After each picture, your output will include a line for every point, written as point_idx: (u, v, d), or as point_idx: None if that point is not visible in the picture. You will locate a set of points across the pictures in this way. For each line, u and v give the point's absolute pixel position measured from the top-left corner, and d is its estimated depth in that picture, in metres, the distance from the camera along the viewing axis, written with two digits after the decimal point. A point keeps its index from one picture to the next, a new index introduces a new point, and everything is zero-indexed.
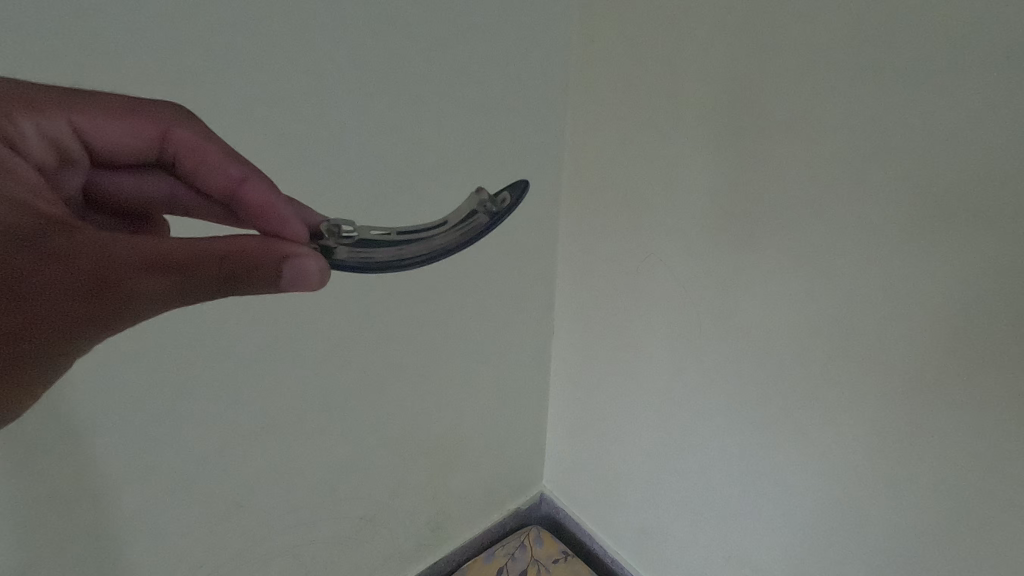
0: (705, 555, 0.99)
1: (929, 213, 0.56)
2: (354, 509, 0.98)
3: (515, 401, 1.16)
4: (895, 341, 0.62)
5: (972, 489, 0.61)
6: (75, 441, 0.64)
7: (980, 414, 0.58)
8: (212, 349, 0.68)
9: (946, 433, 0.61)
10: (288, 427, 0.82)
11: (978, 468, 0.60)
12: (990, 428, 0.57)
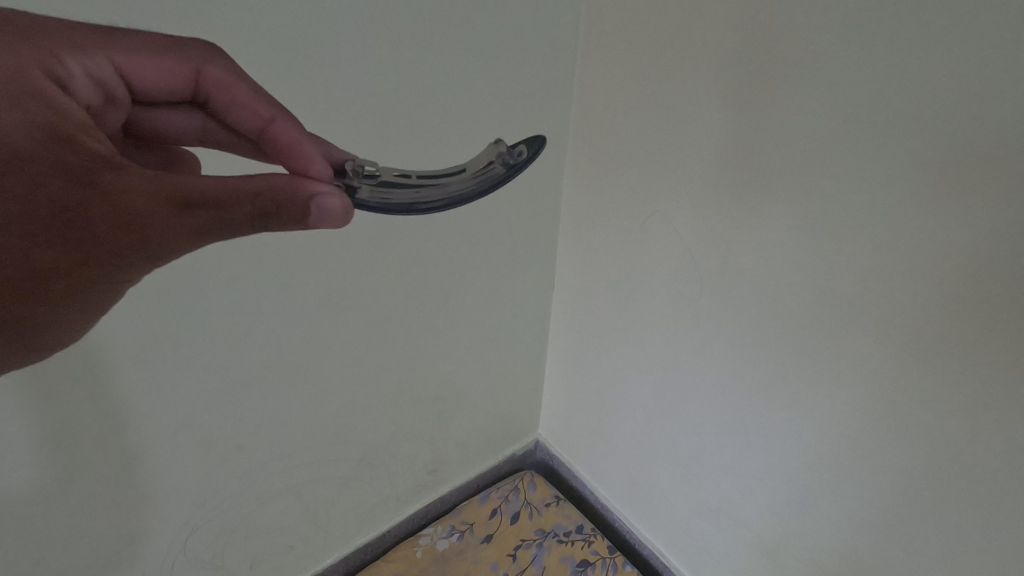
0: (693, 505, 1.03)
1: (943, 181, 0.54)
2: (354, 453, 1.00)
3: (512, 353, 1.18)
4: (893, 308, 0.62)
5: (950, 456, 0.62)
6: (69, 387, 0.64)
7: (975, 386, 0.58)
8: (208, 296, 0.68)
9: (930, 402, 0.62)
10: (290, 372, 0.83)
11: (956, 435, 0.61)
12: (984, 400, 0.58)
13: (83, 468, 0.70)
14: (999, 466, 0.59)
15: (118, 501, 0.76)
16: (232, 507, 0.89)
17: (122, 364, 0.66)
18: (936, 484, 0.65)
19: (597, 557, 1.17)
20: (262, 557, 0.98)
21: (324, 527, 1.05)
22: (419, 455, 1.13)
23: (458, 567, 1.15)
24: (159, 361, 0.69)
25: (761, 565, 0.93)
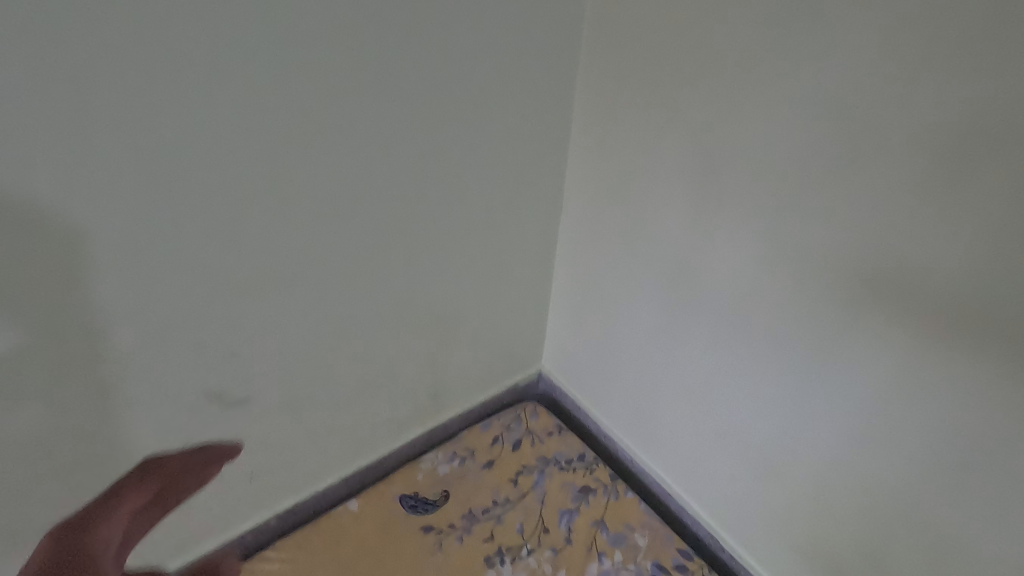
0: (700, 429, 1.02)
1: (964, 59, 0.56)
2: (355, 371, 0.98)
3: (521, 277, 1.15)
4: (911, 198, 0.63)
5: (978, 350, 0.63)
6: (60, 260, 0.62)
7: (991, 266, 0.60)
8: (214, 177, 0.67)
9: (959, 296, 0.63)
10: (290, 277, 0.81)
11: (987, 328, 0.62)
12: (999, 279, 0.60)
13: (71, 362, 0.68)
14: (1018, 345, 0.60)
15: (108, 401, 0.74)
16: (231, 418, 0.87)
17: (111, 250, 0.64)
18: (965, 380, 0.65)
19: (599, 485, 1.16)
20: (262, 470, 0.97)
21: (324, 447, 1.04)
22: (421, 379, 1.11)
23: (459, 491, 1.14)
24: (151, 248, 0.67)
25: (767, 485, 0.94)
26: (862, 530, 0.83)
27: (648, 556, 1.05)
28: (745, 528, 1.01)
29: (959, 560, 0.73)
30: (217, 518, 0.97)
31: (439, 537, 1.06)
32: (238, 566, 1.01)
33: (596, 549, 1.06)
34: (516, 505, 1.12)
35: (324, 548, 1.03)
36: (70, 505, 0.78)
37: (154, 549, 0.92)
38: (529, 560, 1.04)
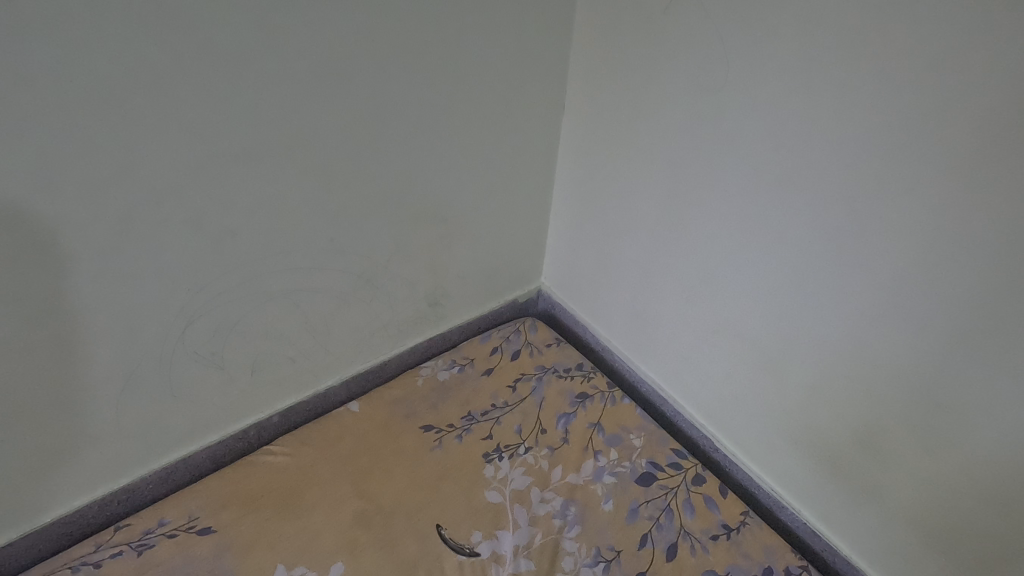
0: (696, 330, 1.03)
1: None
2: (355, 266, 0.99)
3: (519, 181, 1.15)
4: (914, 55, 0.63)
5: (976, 204, 0.63)
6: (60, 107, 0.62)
7: (991, 117, 0.60)
8: (212, 31, 0.66)
9: (959, 150, 0.63)
10: (286, 152, 0.80)
11: (984, 183, 0.62)
12: (998, 131, 0.60)
13: (69, 222, 0.68)
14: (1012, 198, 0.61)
15: (108, 270, 0.74)
16: (232, 302, 0.87)
17: (104, 96, 0.63)
18: (965, 238, 0.65)
19: (597, 392, 1.18)
20: (263, 363, 0.98)
21: (324, 345, 1.05)
22: (419, 282, 1.11)
23: (459, 396, 1.15)
24: (145, 101, 0.66)
25: (761, 379, 0.94)
26: (855, 414, 0.83)
27: (643, 454, 1.07)
28: (739, 426, 1.03)
29: (951, 434, 0.73)
30: (220, 410, 0.99)
31: (438, 436, 1.08)
32: (241, 460, 1.03)
33: (593, 448, 1.08)
34: (515, 409, 1.14)
35: (321, 445, 1.04)
36: (73, 376, 0.79)
37: (158, 437, 0.94)
38: (527, 456, 1.07)
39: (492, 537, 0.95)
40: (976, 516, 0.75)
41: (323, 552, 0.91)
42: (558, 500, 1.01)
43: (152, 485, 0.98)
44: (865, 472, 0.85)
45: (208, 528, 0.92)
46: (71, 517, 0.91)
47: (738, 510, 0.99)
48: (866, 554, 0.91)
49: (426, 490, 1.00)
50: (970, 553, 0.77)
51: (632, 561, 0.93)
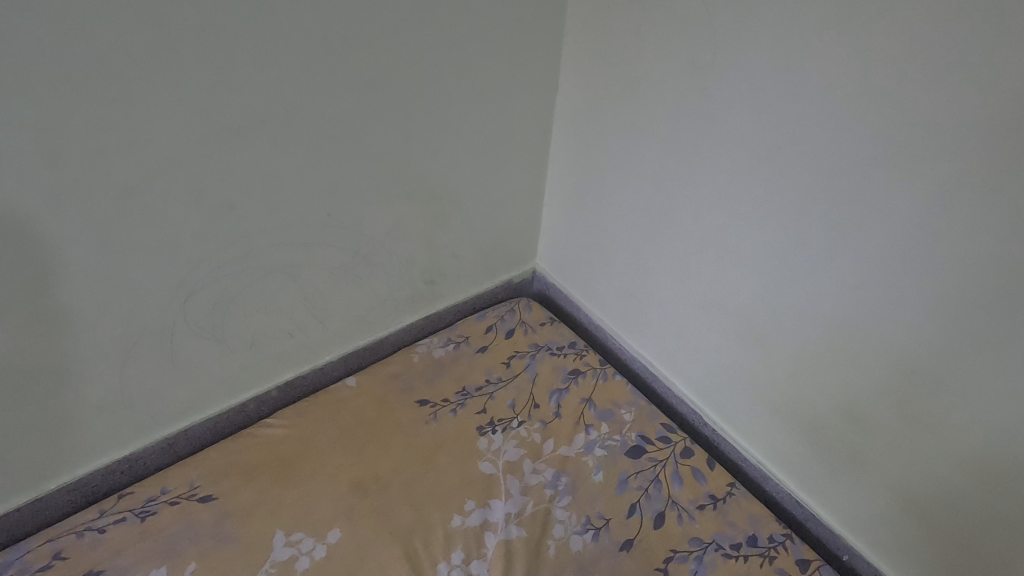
0: (686, 306, 1.05)
1: None
2: (352, 243, 1.01)
3: (513, 161, 1.16)
4: (894, 30, 0.64)
5: (952, 176, 0.65)
6: (63, 78, 0.63)
7: (968, 92, 0.61)
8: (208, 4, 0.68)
9: (936, 123, 0.64)
10: (283, 127, 0.82)
11: (960, 154, 0.64)
12: (975, 104, 0.61)
13: (73, 193, 0.70)
14: (986, 170, 0.63)
15: (111, 241, 0.76)
16: (231, 276, 0.89)
17: (105, 69, 0.65)
18: (941, 208, 0.67)
19: (589, 368, 1.20)
20: (262, 337, 1.01)
21: (322, 321, 1.08)
22: (415, 260, 1.14)
23: (453, 371, 1.18)
24: (146, 73, 0.68)
25: (748, 353, 0.97)
26: (837, 385, 0.85)
27: (633, 428, 1.10)
28: (726, 400, 1.05)
29: (928, 404, 0.76)
30: (220, 383, 1.01)
31: (433, 410, 1.10)
32: (241, 432, 1.06)
33: (584, 422, 1.11)
34: (508, 385, 1.17)
35: (319, 418, 1.07)
36: (77, 345, 0.81)
37: (160, 407, 0.96)
38: (520, 430, 1.09)
39: (484, 505, 0.98)
40: (951, 481, 0.77)
41: (321, 518, 0.93)
42: (550, 471, 1.03)
43: (154, 455, 1.00)
44: (846, 442, 0.88)
45: (208, 496, 0.95)
46: (75, 484, 0.93)
47: (724, 481, 1.02)
48: (847, 522, 0.94)
49: (421, 461, 1.02)
50: (946, 516, 0.79)
51: (620, 529, 0.96)
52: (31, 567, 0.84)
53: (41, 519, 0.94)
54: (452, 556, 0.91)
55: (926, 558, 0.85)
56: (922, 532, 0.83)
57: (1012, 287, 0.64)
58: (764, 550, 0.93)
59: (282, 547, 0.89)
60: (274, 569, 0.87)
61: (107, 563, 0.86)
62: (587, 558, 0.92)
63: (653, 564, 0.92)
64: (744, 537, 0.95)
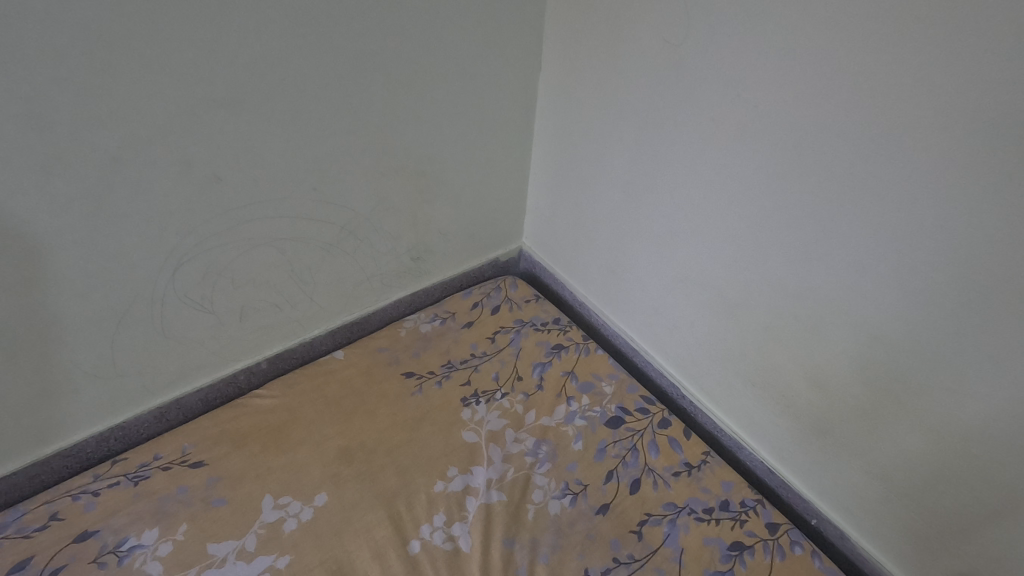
0: (664, 281, 1.08)
1: None
2: (337, 218, 1.03)
3: (496, 140, 1.18)
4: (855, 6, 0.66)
5: (907, 147, 0.67)
6: (49, 50, 0.65)
7: (922, 67, 0.63)
8: None
9: (893, 95, 0.66)
10: (263, 100, 0.83)
11: (914, 126, 0.66)
12: (928, 79, 0.63)
13: (62, 163, 0.72)
14: (937, 141, 0.65)
15: (99, 210, 0.78)
16: (218, 248, 0.92)
17: (87, 39, 0.67)
18: (897, 179, 0.69)
19: (572, 343, 1.23)
20: (250, 309, 1.03)
21: (310, 295, 1.11)
22: (401, 236, 1.16)
23: (439, 345, 1.21)
24: (129, 46, 0.70)
25: (722, 325, 1.00)
26: (805, 354, 0.88)
27: (613, 400, 1.13)
28: (702, 372, 1.09)
29: (889, 371, 0.79)
30: (210, 354, 1.04)
31: (419, 382, 1.14)
32: (232, 402, 1.09)
33: (566, 394, 1.14)
34: (493, 358, 1.20)
35: (307, 389, 1.10)
36: (69, 313, 0.84)
37: (152, 377, 0.99)
38: (503, 401, 1.12)
39: (466, 472, 1.01)
40: (909, 442, 0.80)
41: (308, 483, 0.97)
42: (531, 440, 1.07)
43: (147, 424, 1.03)
44: (814, 408, 0.91)
45: (199, 462, 0.98)
46: (71, 450, 0.97)
47: (700, 450, 1.06)
48: (816, 487, 0.98)
49: (406, 430, 1.06)
50: (905, 476, 0.83)
51: (597, 494, 0.99)
52: (28, 527, 0.88)
53: (38, 484, 0.97)
54: (434, 519, 0.94)
55: (888, 518, 0.88)
56: (884, 494, 0.87)
57: (964, 253, 0.66)
58: (736, 514, 0.97)
59: (270, 509, 0.93)
60: (262, 530, 0.90)
61: (101, 523, 0.89)
62: (565, 521, 0.96)
63: (628, 526, 0.95)
64: (717, 501, 0.98)
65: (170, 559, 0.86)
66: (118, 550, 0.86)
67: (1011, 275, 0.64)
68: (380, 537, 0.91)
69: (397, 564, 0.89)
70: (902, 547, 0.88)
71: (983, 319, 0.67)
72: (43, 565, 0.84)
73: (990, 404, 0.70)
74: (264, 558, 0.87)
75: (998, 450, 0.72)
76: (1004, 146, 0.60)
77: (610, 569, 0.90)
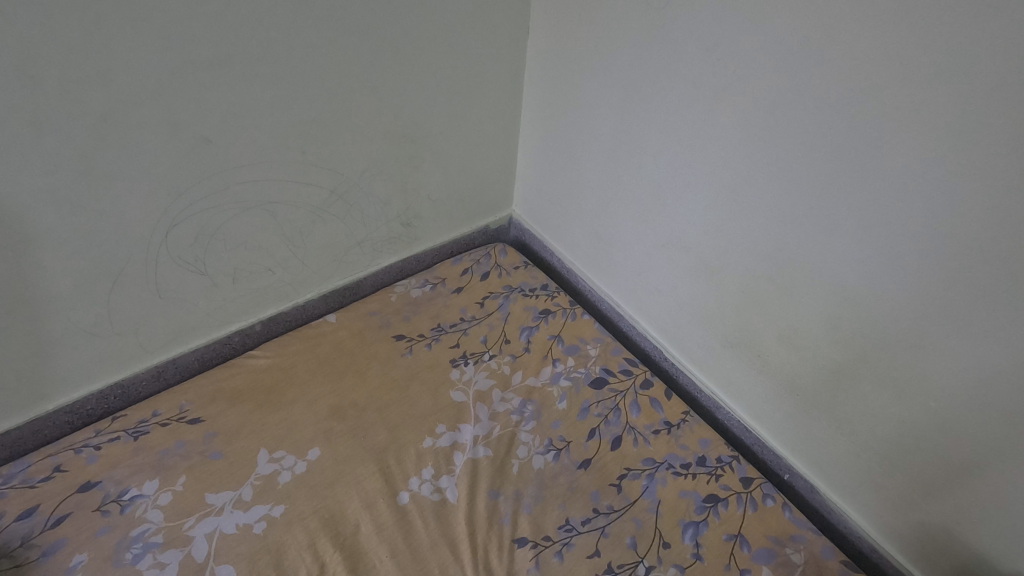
0: (647, 246, 1.10)
1: None
2: (326, 182, 1.05)
3: (484, 106, 1.19)
4: None
5: (877, 109, 0.69)
6: (33, 9, 0.66)
7: (892, 31, 0.64)
8: None
9: (864, 58, 0.68)
10: (249, 62, 0.84)
11: (883, 90, 0.67)
12: (897, 42, 0.64)
13: (51, 123, 0.74)
14: (906, 105, 0.66)
15: (93, 169, 0.80)
16: (209, 209, 0.94)
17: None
18: (866, 141, 0.71)
19: (559, 309, 1.26)
20: (243, 271, 1.06)
21: (302, 258, 1.13)
22: (391, 202, 1.18)
23: (430, 309, 1.24)
24: (114, 6, 0.70)
25: (702, 289, 1.03)
26: (779, 314, 0.92)
27: (598, 362, 1.17)
28: (684, 335, 1.12)
29: (856, 331, 0.82)
30: (206, 315, 1.07)
31: (409, 344, 1.17)
32: (227, 362, 1.12)
33: (552, 356, 1.18)
34: (482, 322, 1.23)
35: (301, 350, 1.13)
36: (66, 272, 0.86)
37: (149, 336, 1.02)
38: (490, 362, 1.16)
39: (454, 429, 1.05)
40: (874, 397, 0.83)
41: (301, 439, 1.00)
42: (517, 399, 1.11)
43: (145, 382, 1.07)
44: (787, 367, 0.94)
45: (196, 418, 1.01)
46: (72, 406, 1.00)
47: (680, 409, 1.10)
48: (787, 443, 1.02)
49: (396, 389, 1.09)
50: (870, 430, 0.86)
51: (580, 450, 1.04)
52: (33, 478, 0.92)
53: (41, 438, 1.01)
54: (422, 472, 0.99)
55: (853, 471, 0.92)
56: (850, 448, 0.91)
57: (927, 215, 0.69)
58: (712, 469, 1.01)
59: (264, 463, 0.97)
60: (257, 482, 0.94)
61: (103, 475, 0.93)
62: (548, 474, 1.00)
63: (608, 480, 1.00)
64: (695, 457, 1.03)
65: (170, 508, 0.90)
66: (120, 499, 0.90)
67: (969, 236, 0.66)
68: (371, 489, 0.96)
69: (386, 513, 0.93)
70: (866, 498, 0.93)
71: (944, 277, 0.70)
72: (49, 512, 0.88)
73: (949, 358, 0.73)
74: (260, 507, 0.92)
75: (954, 406, 0.75)
76: (969, 107, 0.62)
77: (589, 519, 0.95)
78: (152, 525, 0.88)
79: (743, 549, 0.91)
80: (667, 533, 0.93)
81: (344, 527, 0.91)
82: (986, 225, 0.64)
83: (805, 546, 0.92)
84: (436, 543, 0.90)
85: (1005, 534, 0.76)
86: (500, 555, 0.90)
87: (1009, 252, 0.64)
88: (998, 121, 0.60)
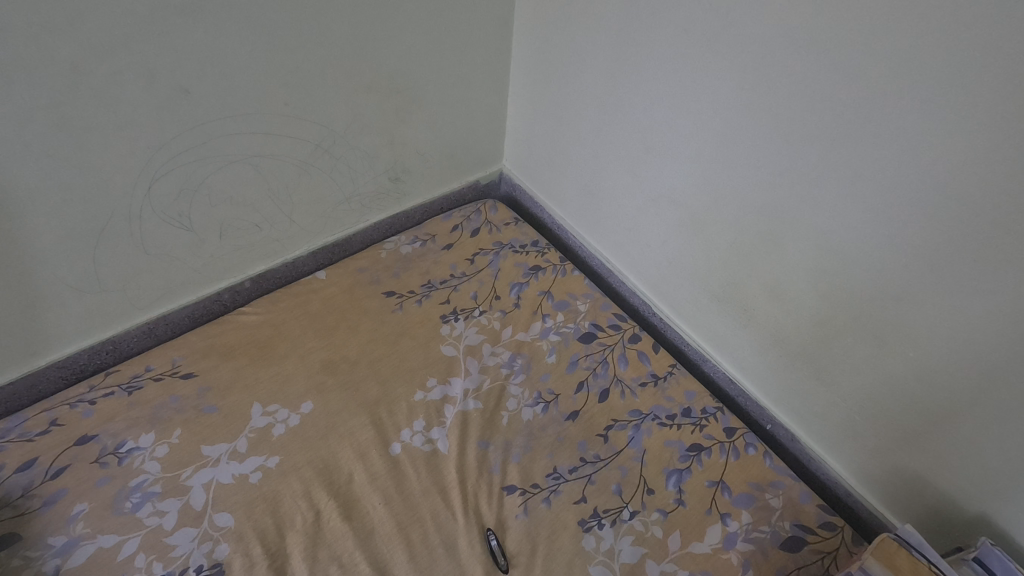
0: (637, 202, 1.10)
1: None
2: (309, 136, 1.03)
3: (471, 58, 1.15)
4: None
5: (867, 60, 0.67)
6: None
7: None
8: None
9: (858, 8, 0.65)
10: (222, 7, 0.80)
11: (875, 40, 0.65)
12: None
13: (21, 72, 0.71)
14: (898, 56, 0.64)
15: (69, 122, 0.78)
16: (192, 163, 0.92)
17: None
18: (855, 95, 0.69)
19: (550, 265, 1.27)
20: (230, 228, 1.05)
21: (288, 214, 1.12)
22: (378, 157, 1.16)
23: (420, 266, 1.24)
24: None
25: (690, 244, 1.03)
26: (765, 268, 0.92)
27: (587, 317, 1.18)
28: (673, 290, 1.13)
29: (837, 286, 0.83)
30: (194, 272, 1.07)
31: (400, 300, 1.17)
32: (218, 318, 1.13)
33: (542, 312, 1.19)
34: (472, 279, 1.23)
35: (292, 306, 1.14)
36: (48, 228, 0.85)
37: (137, 292, 1.02)
38: (480, 318, 1.17)
39: (444, 382, 1.07)
40: (854, 349, 0.85)
41: (293, 393, 1.02)
42: (507, 354, 1.12)
43: (137, 338, 1.08)
44: (772, 322, 0.95)
45: (190, 373, 1.02)
46: (64, 361, 1.01)
47: (666, 362, 1.11)
48: (770, 395, 1.04)
49: (386, 344, 1.10)
50: (849, 382, 0.88)
51: (568, 402, 1.06)
52: (30, 431, 0.93)
53: (37, 393, 1.02)
54: (414, 423, 1.01)
55: (834, 422, 0.95)
56: (831, 399, 0.93)
57: (911, 169, 0.68)
58: (697, 420, 1.03)
59: (258, 416, 0.98)
60: (252, 434, 0.96)
61: (100, 428, 0.94)
62: (537, 425, 1.03)
63: (595, 430, 1.02)
64: (680, 408, 1.05)
65: (167, 459, 0.92)
66: (117, 451, 0.92)
67: (953, 190, 0.66)
68: (363, 440, 0.98)
69: (379, 463, 0.96)
70: (845, 447, 0.96)
71: (925, 232, 0.70)
72: (48, 464, 0.90)
73: (928, 311, 0.74)
74: (255, 458, 0.94)
75: (930, 358, 0.77)
76: (966, 55, 0.60)
77: (576, 467, 0.98)
78: (150, 475, 0.90)
79: (725, 494, 0.95)
80: (652, 480, 0.96)
81: (338, 476, 0.94)
82: (970, 178, 0.64)
83: (784, 491, 0.95)
84: (428, 490, 0.93)
85: (976, 480, 0.78)
86: (489, 501, 0.93)
87: (998, 205, 0.63)
88: (992, 71, 0.59)
